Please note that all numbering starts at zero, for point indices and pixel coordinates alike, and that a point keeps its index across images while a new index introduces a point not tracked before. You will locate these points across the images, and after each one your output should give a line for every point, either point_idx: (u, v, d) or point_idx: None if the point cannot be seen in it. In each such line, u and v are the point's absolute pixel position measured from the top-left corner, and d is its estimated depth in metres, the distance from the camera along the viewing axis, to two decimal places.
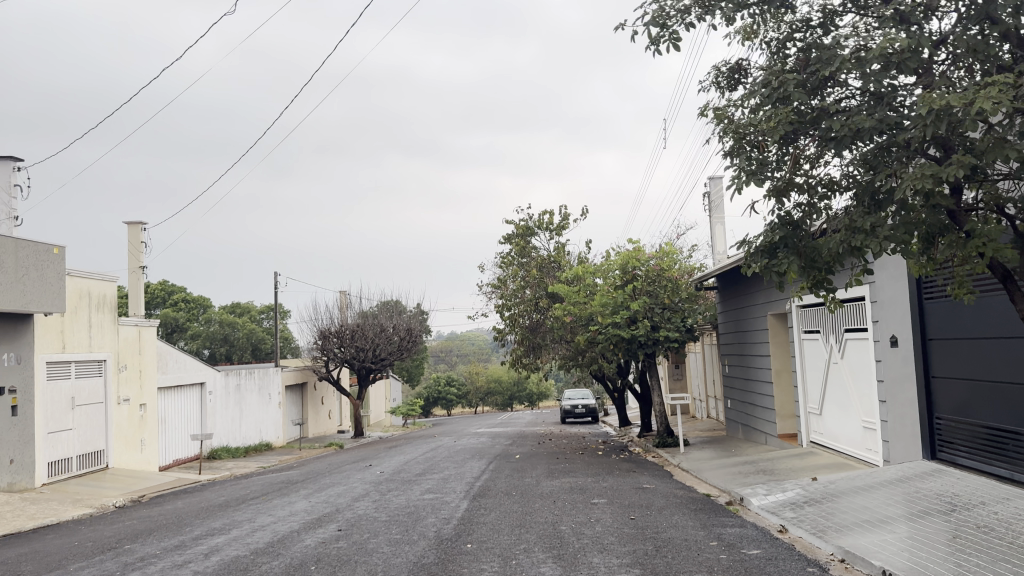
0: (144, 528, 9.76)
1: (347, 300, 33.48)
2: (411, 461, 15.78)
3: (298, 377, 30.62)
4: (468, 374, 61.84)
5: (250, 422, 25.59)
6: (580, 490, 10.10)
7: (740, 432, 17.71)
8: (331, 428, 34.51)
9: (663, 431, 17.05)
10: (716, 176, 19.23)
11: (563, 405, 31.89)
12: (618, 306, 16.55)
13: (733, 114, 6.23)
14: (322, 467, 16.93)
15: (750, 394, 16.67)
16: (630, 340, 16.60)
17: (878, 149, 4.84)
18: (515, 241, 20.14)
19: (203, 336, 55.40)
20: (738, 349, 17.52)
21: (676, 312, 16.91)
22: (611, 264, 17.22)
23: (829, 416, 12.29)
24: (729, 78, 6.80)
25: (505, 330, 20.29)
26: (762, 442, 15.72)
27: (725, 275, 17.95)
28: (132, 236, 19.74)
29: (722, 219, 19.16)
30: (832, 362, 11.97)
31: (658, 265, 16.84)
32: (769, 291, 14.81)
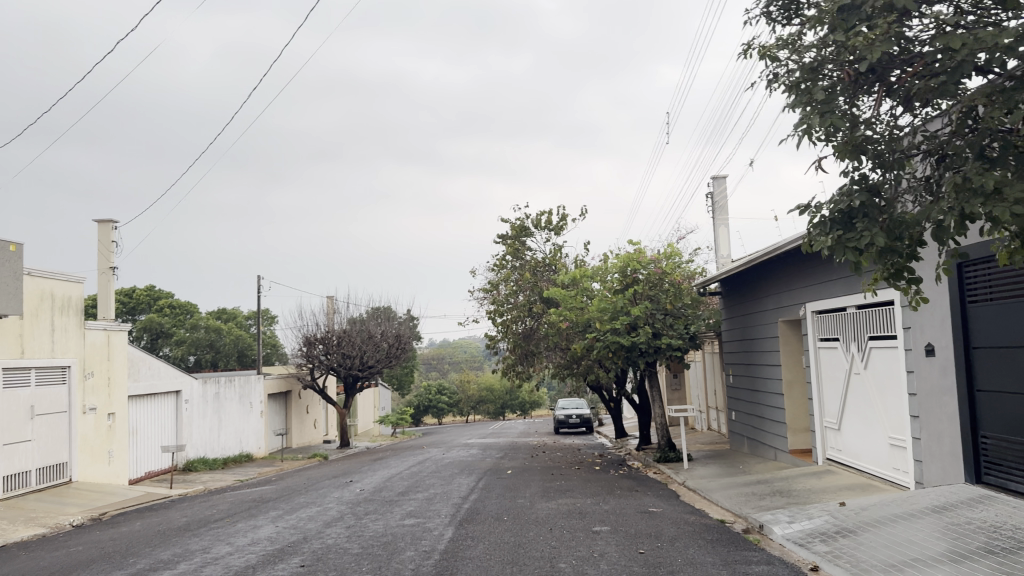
0: (86, 556, 8.64)
1: (334, 305, 32.38)
2: (395, 477, 14.70)
3: (281, 385, 29.47)
4: (459, 382, 60.71)
5: (229, 432, 24.44)
6: (578, 515, 9.04)
7: (746, 446, 16.71)
8: (315, 438, 33.35)
9: (664, 446, 16.01)
10: (719, 176, 18.31)
11: (556, 415, 30.86)
12: (618, 311, 15.53)
13: (799, 53, 6.02)
14: (300, 483, 15.82)
15: (756, 406, 15.72)
16: (630, 347, 15.58)
17: (986, 95, 4.76)
18: (508, 242, 19.13)
19: (188, 342, 54.12)
20: (744, 358, 16.55)
21: (678, 319, 15.91)
22: (610, 267, 16.21)
23: (850, 432, 11.30)
24: (785, 7, 6.48)
25: (497, 336, 19.25)
26: (770, 458, 14.73)
27: (730, 280, 16.99)
28: (102, 236, 18.68)
29: (726, 221, 18.23)
30: (853, 372, 11.00)
31: (661, 268, 15.86)
32: (781, 297, 13.84)
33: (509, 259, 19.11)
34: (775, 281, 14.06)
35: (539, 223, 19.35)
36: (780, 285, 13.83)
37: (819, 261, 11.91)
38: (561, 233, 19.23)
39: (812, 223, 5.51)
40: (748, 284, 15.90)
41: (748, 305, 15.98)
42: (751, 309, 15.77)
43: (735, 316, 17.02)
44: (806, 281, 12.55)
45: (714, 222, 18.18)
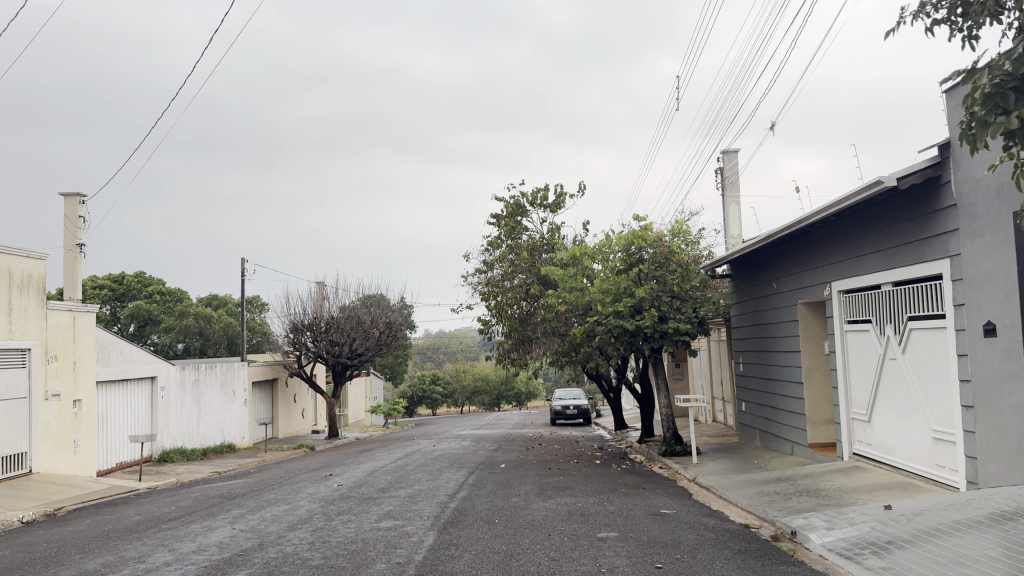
0: (12, 560, 7.45)
1: (323, 291, 31.12)
2: (379, 471, 13.51)
3: (267, 373, 28.26)
4: (454, 372, 59.49)
5: (209, 422, 23.24)
6: (580, 518, 7.84)
7: (757, 439, 15.58)
8: (303, 428, 32.19)
9: (669, 438, 14.84)
10: (731, 150, 17.12)
11: (553, 406, 29.72)
12: (622, 293, 14.31)
13: None
14: (277, 476, 14.62)
15: (770, 396, 14.58)
16: (635, 332, 14.38)
17: None
18: (504, 220, 17.92)
19: (177, 329, 52.83)
20: (756, 344, 15.38)
21: (686, 302, 14.71)
22: (613, 245, 15.01)
23: (882, 424, 10.17)
24: None
25: (491, 320, 18.07)
26: (786, 452, 13.59)
27: (741, 260, 15.85)
28: (69, 209, 17.51)
29: (737, 199, 17.04)
30: (888, 357, 9.84)
31: (668, 246, 14.66)
32: (800, 277, 12.69)
33: (504, 238, 17.87)
34: (794, 259, 12.94)
35: (537, 200, 18.12)
36: (799, 263, 12.70)
37: (846, 235, 10.77)
38: (560, 210, 18.02)
39: (981, 95, 4.84)
40: (762, 266, 14.76)
41: (762, 288, 14.85)
42: (765, 291, 14.62)
43: (746, 301, 15.86)
44: (830, 256, 11.40)
45: (724, 200, 16.99)
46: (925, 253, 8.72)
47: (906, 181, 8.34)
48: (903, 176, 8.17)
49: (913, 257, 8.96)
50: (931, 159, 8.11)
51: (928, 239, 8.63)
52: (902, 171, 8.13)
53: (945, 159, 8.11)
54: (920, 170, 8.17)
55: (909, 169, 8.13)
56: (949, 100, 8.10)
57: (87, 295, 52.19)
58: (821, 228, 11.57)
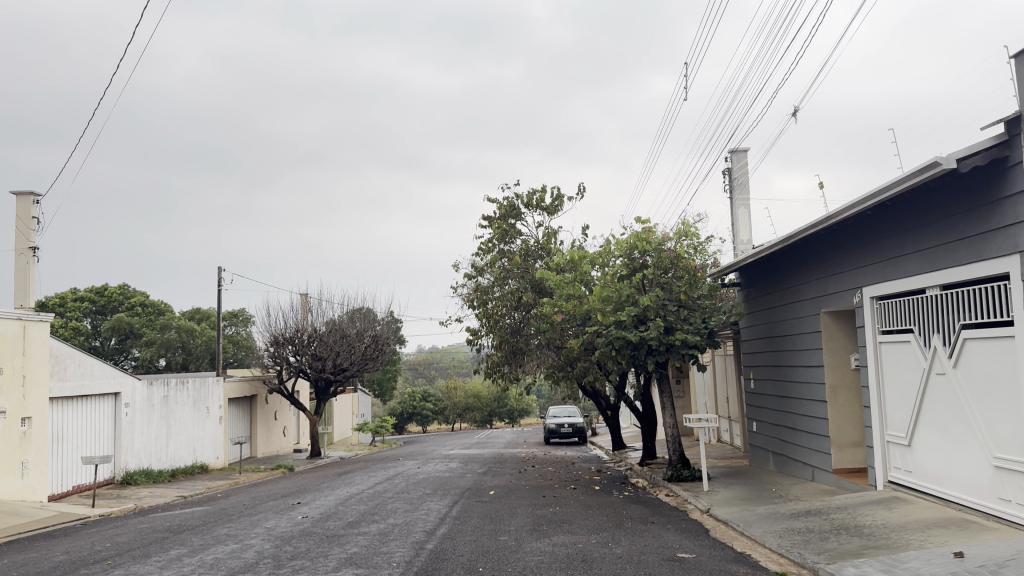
0: None
1: (307, 303, 29.70)
2: (353, 499, 12.09)
3: (244, 389, 26.78)
4: (444, 389, 57.95)
5: (180, 441, 21.75)
6: (581, 567, 6.45)
7: (771, 462, 14.26)
8: (284, 447, 30.68)
9: (675, 462, 13.46)
10: (739, 150, 15.87)
11: (546, 424, 28.30)
12: (624, 301, 12.97)
13: None
14: (241, 504, 13.17)
15: (786, 415, 13.29)
16: (638, 344, 13.05)
17: None
18: (495, 224, 16.62)
19: (158, 344, 51.28)
20: (769, 359, 14.11)
21: (694, 311, 13.39)
22: (613, 250, 13.71)
23: (926, 449, 8.87)
24: None
25: (481, 331, 16.73)
26: (807, 478, 12.27)
27: (752, 267, 14.59)
28: (22, 210, 16.13)
29: (746, 201, 15.78)
30: (934, 373, 8.58)
31: (674, 251, 13.37)
32: (822, 282, 11.45)
33: (496, 243, 16.56)
34: (815, 263, 11.74)
35: (531, 202, 16.82)
36: (822, 267, 11.48)
37: (880, 233, 9.57)
38: (556, 214, 16.73)
39: None
40: (776, 271, 13.56)
41: (776, 297, 13.63)
42: (781, 299, 13.39)
43: (758, 311, 14.60)
44: (861, 259, 10.14)
45: (732, 202, 15.73)
46: (985, 250, 7.47)
47: (967, 163, 7.13)
48: (963, 157, 6.98)
49: (970, 255, 7.72)
50: (998, 135, 6.89)
51: (988, 233, 7.40)
52: (963, 151, 6.94)
53: (1015, 136, 6.89)
54: (984, 149, 6.97)
55: (972, 148, 6.93)
56: (1019, 67, 6.90)
57: (67, 308, 50.62)
58: (848, 226, 10.37)
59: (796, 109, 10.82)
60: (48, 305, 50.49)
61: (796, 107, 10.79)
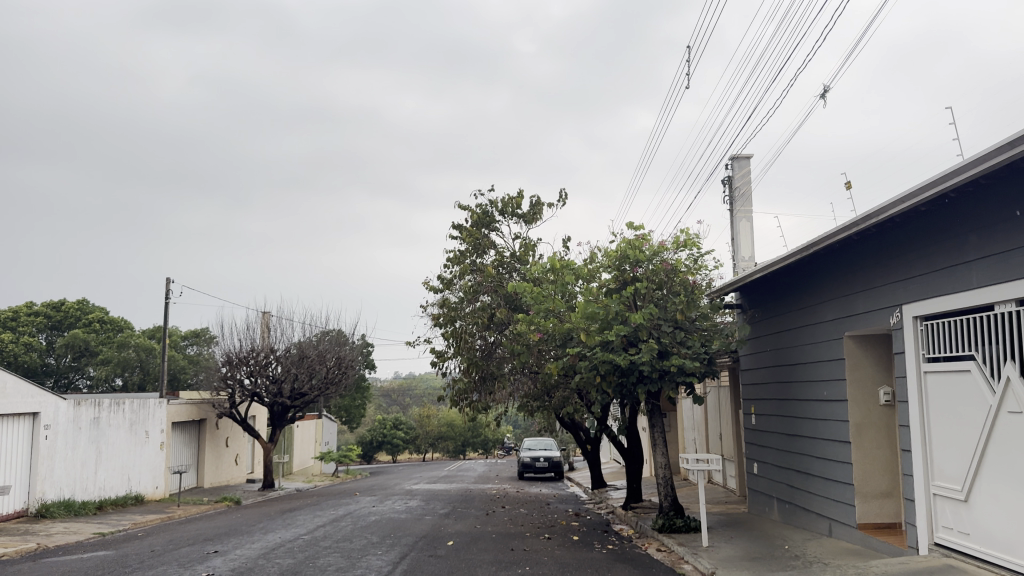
0: None
1: (267, 320, 27.56)
2: (282, 548, 10.07)
3: (192, 412, 24.50)
4: (416, 417, 55.64)
5: (112, 468, 19.46)
6: None
7: (776, 510, 12.45)
8: (236, 476, 28.37)
9: (667, 509, 11.57)
10: (741, 156, 14.16)
11: (521, 457, 26.24)
12: (612, 320, 11.14)
13: None
14: (151, 548, 11.06)
15: (796, 456, 11.52)
16: (627, 369, 11.21)
17: None
18: (465, 231, 14.80)
19: (114, 362, 48.67)
20: (776, 391, 12.32)
21: (692, 334, 11.55)
22: (601, 262, 11.90)
23: (988, 510, 7.09)
24: None
25: (447, 352, 14.78)
26: (823, 532, 10.55)
27: (755, 286, 12.84)
28: None
29: (748, 213, 14.08)
30: (1005, 413, 6.86)
31: (670, 263, 11.59)
32: (848, 302, 9.72)
33: (467, 253, 14.72)
34: (839, 277, 9.97)
35: (506, 208, 15.03)
36: (848, 281, 9.72)
37: (933, 235, 7.85)
38: (535, 223, 14.94)
39: None
40: (787, 289, 11.77)
41: (787, 319, 11.84)
42: (793, 321, 11.58)
43: (762, 335, 12.78)
44: (904, 271, 8.41)
45: (732, 214, 14.03)
46: None
47: None
48: None
49: None
50: None
51: None
52: None
53: None
54: None
55: None
56: None
57: (19, 322, 48.03)
58: (885, 228, 8.64)
59: (826, 87, 8.76)
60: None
61: (827, 86, 8.71)
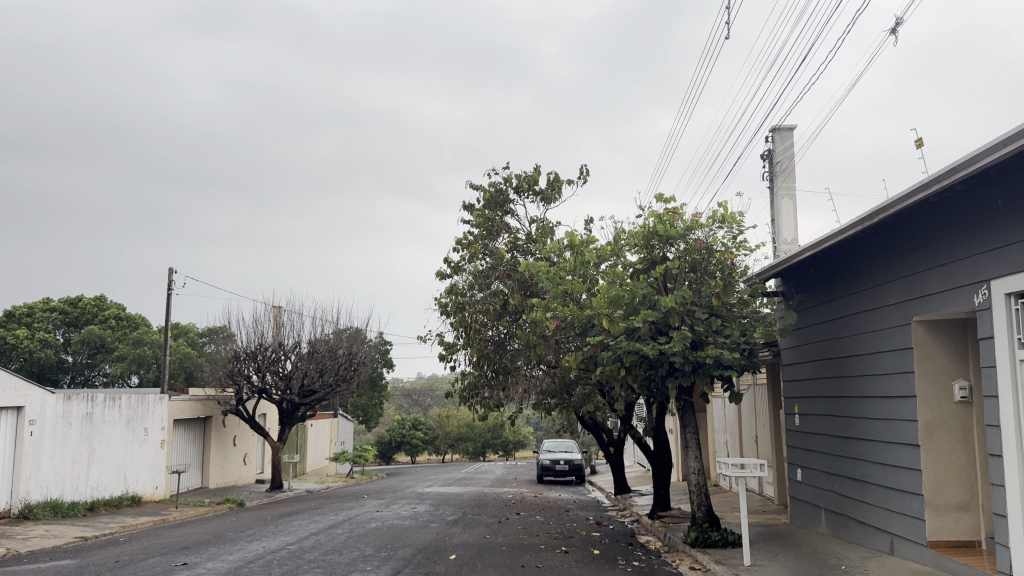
0: None
1: (280, 317, 26.43)
2: (259, 561, 8.87)
3: (195, 410, 23.43)
4: (436, 418, 54.41)
5: (107, 467, 18.42)
6: None
7: (823, 522, 11.05)
8: (245, 476, 27.38)
9: (700, 521, 10.20)
10: (784, 127, 12.79)
11: (540, 460, 24.92)
12: (637, 305, 9.80)
13: None
14: (119, 557, 9.92)
15: (851, 462, 10.11)
16: (655, 361, 9.83)
17: None
18: (477, 212, 13.49)
19: (130, 358, 48.06)
20: (826, 387, 10.87)
21: (729, 321, 10.14)
22: (626, 240, 10.53)
23: None
24: None
25: (455, 345, 13.50)
26: (883, 550, 9.16)
27: (800, 270, 11.36)
28: None
29: (791, 190, 12.67)
30: None
31: (705, 241, 10.17)
32: (923, 280, 8.27)
33: (479, 235, 13.40)
34: (912, 248, 8.53)
35: (522, 185, 13.68)
36: (923, 252, 8.29)
37: None
38: (553, 202, 13.68)
39: None
40: (839, 271, 10.31)
41: (838, 304, 10.39)
42: (847, 307, 10.14)
43: (809, 326, 11.32)
44: (999, 238, 6.97)
45: (773, 191, 12.61)
46: None
47: None
48: None
49: None
50: None
51: None
52: None
53: None
54: None
55: None
56: None
57: (36, 318, 47.56)
58: (972, 185, 7.22)
59: (897, 21, 7.27)
60: (14, 314, 47.27)
61: (897, 21, 7.24)
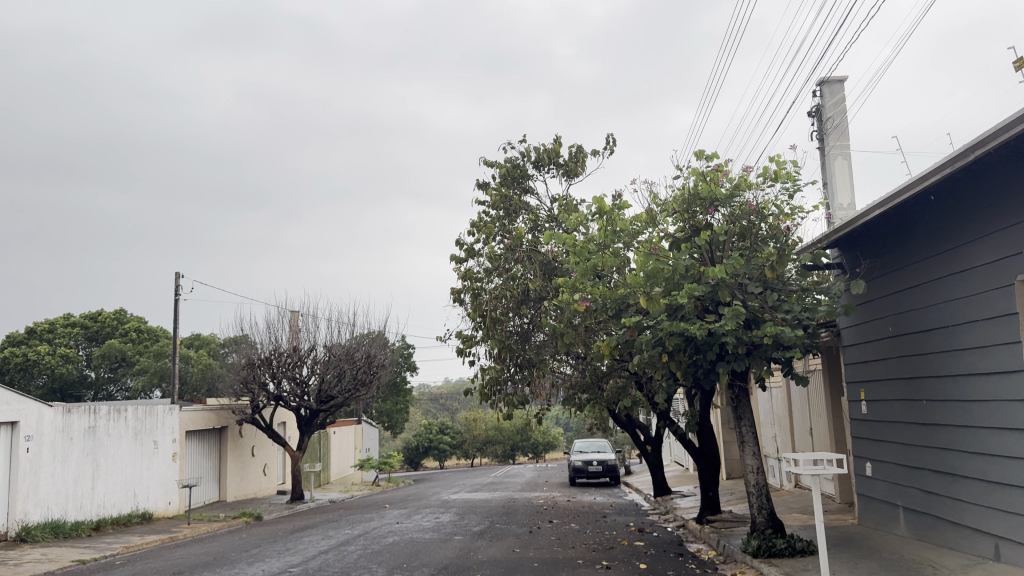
0: None
1: (297, 321, 25.38)
2: None
3: (209, 420, 22.41)
4: (464, 421, 53.18)
5: (114, 483, 17.38)
6: None
7: (902, 523, 9.63)
8: (265, 488, 26.32)
9: (763, 527, 8.84)
10: (833, 79, 11.49)
11: (572, 462, 23.58)
12: (679, 280, 8.49)
13: None
14: None
15: (938, 453, 8.67)
16: (704, 343, 8.49)
17: None
18: (493, 190, 12.19)
19: (152, 371, 47.48)
20: (904, 369, 9.42)
21: (788, 295, 8.77)
22: (663, 208, 9.20)
23: None
24: None
25: (475, 338, 12.22)
26: (985, 556, 7.74)
27: (864, 237, 9.95)
28: None
29: (844, 148, 11.40)
30: None
31: (756, 204, 8.82)
32: None
33: (496, 215, 12.13)
34: (1017, 189, 7.04)
35: (542, 160, 12.39)
36: None
37: None
38: (577, 176, 12.32)
39: None
40: (920, 230, 8.81)
41: (919, 269, 8.89)
42: (932, 271, 8.63)
43: (878, 299, 9.88)
44: None
45: (823, 150, 11.34)
46: None
47: None
48: None
49: None
50: None
51: None
52: None
53: None
54: None
55: None
56: None
57: (57, 334, 47.11)
58: None
59: None
60: (35, 331, 46.83)
61: None
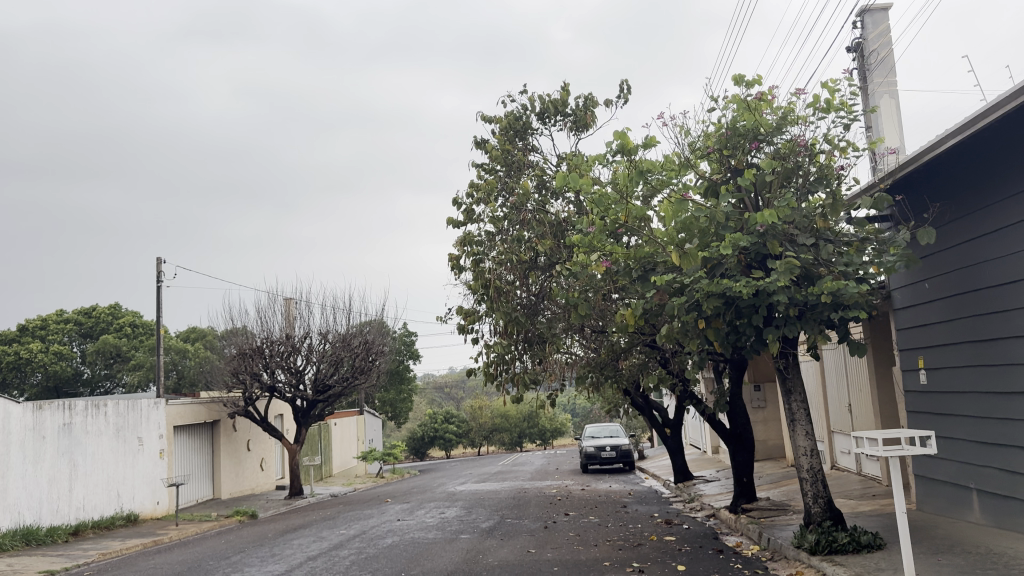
0: None
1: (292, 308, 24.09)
2: None
3: (199, 413, 21.17)
4: (469, 409, 51.98)
5: (93, 484, 16.14)
6: None
7: (974, 508, 8.35)
8: (263, 484, 25.16)
9: (819, 518, 7.60)
10: (876, 7, 10.10)
11: (583, 447, 22.35)
12: (717, 231, 7.20)
13: None
14: None
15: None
16: (747, 304, 7.19)
17: None
18: (493, 145, 10.86)
19: (147, 365, 46.35)
20: (977, 330, 8.07)
21: (843, 244, 7.46)
22: (696, 149, 7.89)
23: None
24: None
25: (477, 312, 10.93)
26: None
27: (930, 179, 8.59)
28: None
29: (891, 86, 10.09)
30: None
31: (806, 140, 7.52)
32: None
33: (498, 173, 10.81)
34: None
35: (549, 110, 11.07)
36: None
37: None
38: (589, 128, 11.01)
39: None
40: (1006, 162, 7.33)
41: (1002, 211, 7.47)
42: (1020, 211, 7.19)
43: (947, 251, 8.51)
44: None
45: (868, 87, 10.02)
46: None
47: None
48: None
49: None
50: None
51: None
52: None
53: None
54: None
55: None
56: None
57: (49, 330, 45.88)
58: None
59: None
60: (27, 327, 45.54)
61: None
